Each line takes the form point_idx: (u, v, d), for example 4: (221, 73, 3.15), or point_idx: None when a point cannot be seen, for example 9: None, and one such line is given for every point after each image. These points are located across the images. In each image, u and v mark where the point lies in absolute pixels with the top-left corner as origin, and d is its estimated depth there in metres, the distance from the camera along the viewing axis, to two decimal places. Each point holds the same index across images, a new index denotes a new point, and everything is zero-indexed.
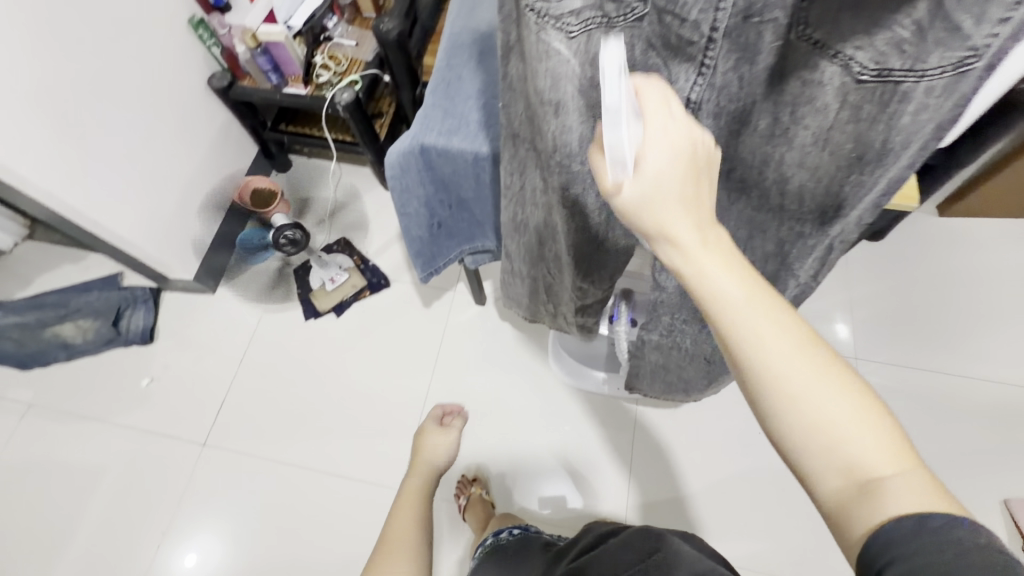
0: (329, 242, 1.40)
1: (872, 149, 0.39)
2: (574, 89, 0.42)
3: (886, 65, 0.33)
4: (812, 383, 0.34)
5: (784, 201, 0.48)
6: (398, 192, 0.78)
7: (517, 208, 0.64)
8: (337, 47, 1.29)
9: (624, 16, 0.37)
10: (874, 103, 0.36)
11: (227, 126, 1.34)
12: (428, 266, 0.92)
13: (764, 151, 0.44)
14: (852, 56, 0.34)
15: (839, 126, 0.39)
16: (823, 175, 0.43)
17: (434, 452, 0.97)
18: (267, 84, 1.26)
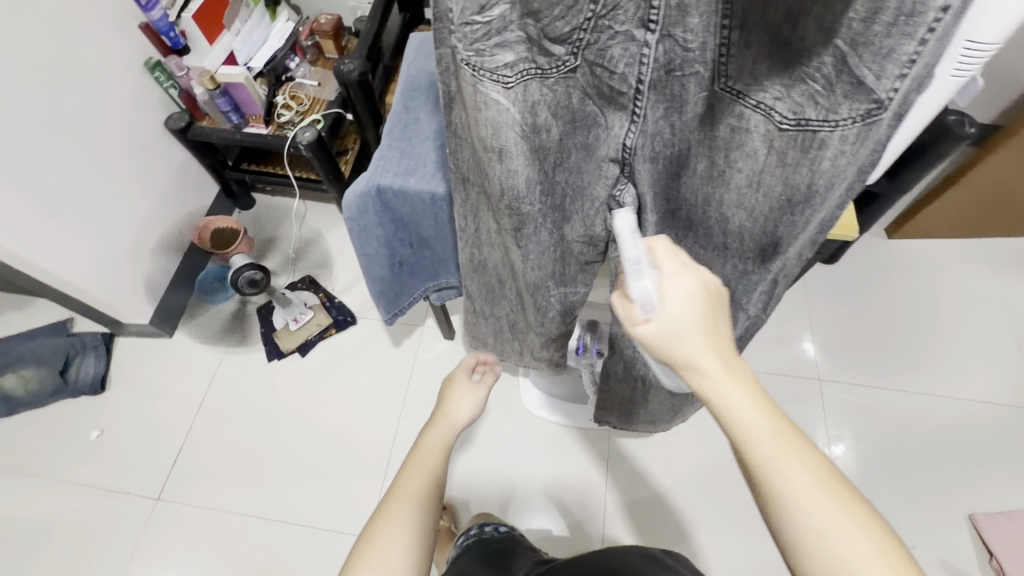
0: (293, 281, 1.37)
1: (800, 192, 0.41)
2: (517, 135, 0.42)
3: (804, 115, 0.36)
4: (828, 509, 0.37)
5: (726, 239, 0.49)
6: (357, 233, 0.77)
7: (474, 249, 0.65)
8: (298, 87, 1.29)
9: (557, 68, 0.38)
10: (797, 149, 0.38)
11: (186, 166, 1.32)
12: (393, 307, 0.91)
13: (705, 192, 0.46)
14: (773, 105, 0.36)
15: (769, 170, 0.40)
16: (759, 216, 0.45)
17: (458, 406, 0.75)
18: (227, 125, 1.26)
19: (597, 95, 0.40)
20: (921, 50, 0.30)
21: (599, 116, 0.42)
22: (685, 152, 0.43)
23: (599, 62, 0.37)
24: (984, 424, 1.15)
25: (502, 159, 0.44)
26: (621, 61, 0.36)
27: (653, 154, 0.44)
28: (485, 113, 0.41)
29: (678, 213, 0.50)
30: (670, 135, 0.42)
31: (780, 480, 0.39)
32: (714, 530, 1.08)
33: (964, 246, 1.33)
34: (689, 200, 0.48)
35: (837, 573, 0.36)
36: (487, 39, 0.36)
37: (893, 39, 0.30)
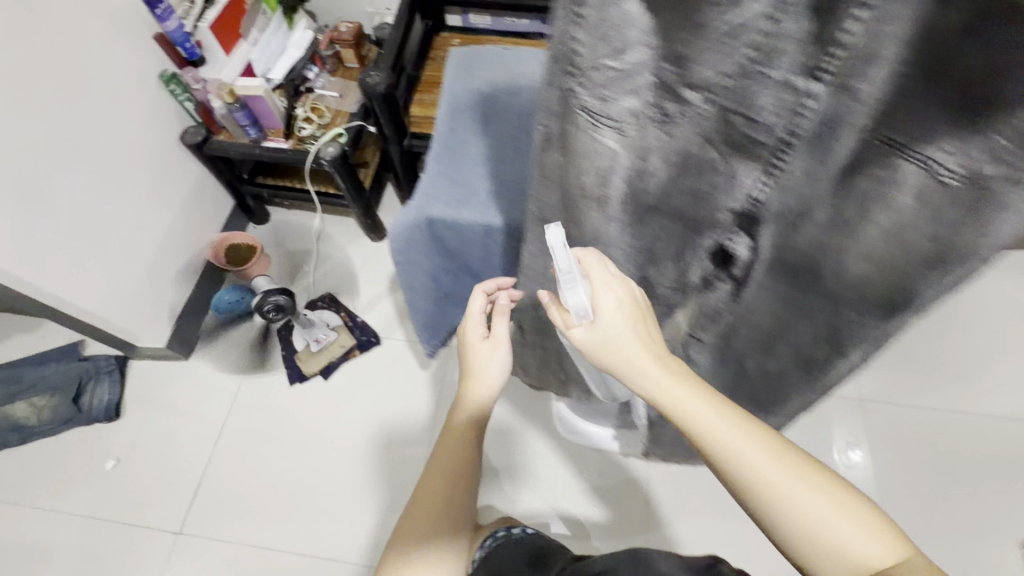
0: (314, 299, 1.32)
1: (953, 251, 0.34)
2: (622, 180, 0.39)
3: (980, 171, 0.29)
4: (762, 456, 0.43)
5: (841, 294, 0.43)
6: (402, 265, 0.73)
7: (536, 286, 0.60)
8: (319, 98, 1.24)
9: (685, 114, 0.34)
10: (961, 207, 0.31)
11: (201, 181, 1.27)
12: (435, 338, 0.86)
13: (824, 243, 0.40)
14: (937, 158, 0.30)
15: (914, 226, 0.34)
16: (885, 271, 0.38)
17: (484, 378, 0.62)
18: (245, 139, 1.20)
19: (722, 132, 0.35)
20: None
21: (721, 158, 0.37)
22: (813, 203, 0.38)
23: (738, 109, 0.32)
24: None
25: (599, 199, 0.40)
26: (767, 108, 0.31)
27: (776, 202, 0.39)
28: (589, 153, 0.36)
29: (788, 262, 0.44)
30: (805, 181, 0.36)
31: (731, 457, 0.43)
32: (762, 561, 1.03)
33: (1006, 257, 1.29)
34: (800, 250, 0.42)
35: (777, 508, 0.43)
36: (610, 76, 0.30)
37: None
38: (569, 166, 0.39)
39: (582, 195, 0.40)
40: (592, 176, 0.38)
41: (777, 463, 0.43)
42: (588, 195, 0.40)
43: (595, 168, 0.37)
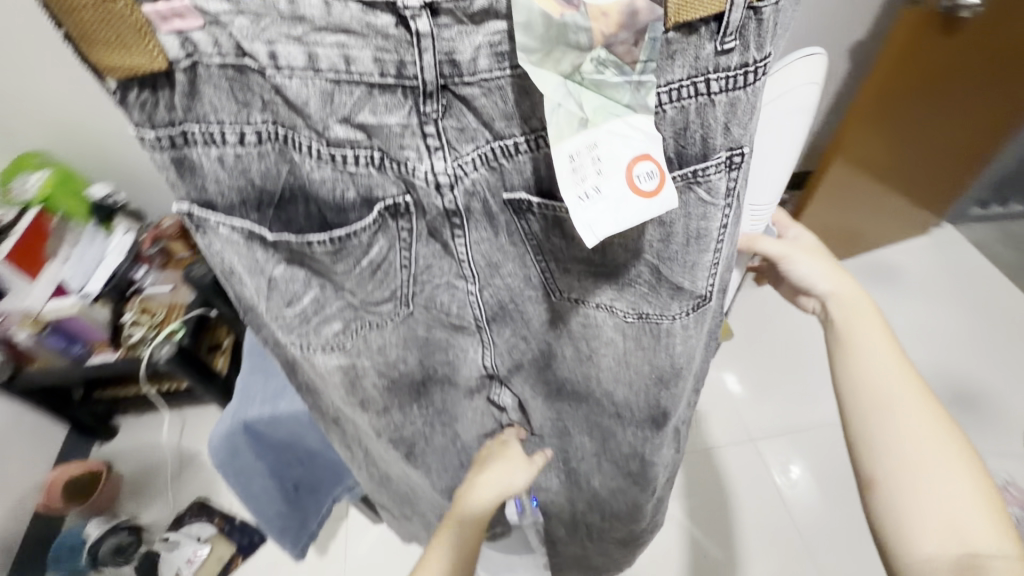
0: (180, 512, 1.16)
1: (667, 370, 0.45)
2: (374, 372, 0.46)
3: (642, 310, 0.40)
4: (876, 337, 0.51)
5: (618, 408, 0.51)
6: (233, 477, 0.67)
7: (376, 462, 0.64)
8: (149, 297, 1.16)
9: (388, 316, 0.41)
10: (648, 335, 0.42)
11: (19, 417, 1.14)
12: (300, 539, 0.80)
13: (580, 371, 0.48)
14: (612, 304, 0.41)
15: (630, 351, 0.44)
16: (638, 391, 0.48)
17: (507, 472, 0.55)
18: (65, 362, 1.12)
19: (441, 326, 0.44)
20: (724, 218, 0.34)
21: (448, 340, 0.46)
22: (547, 348, 0.47)
23: (431, 306, 0.42)
24: None
25: (360, 373, 0.46)
26: (452, 303, 0.42)
27: (512, 361, 0.48)
28: (376, 391, 0.48)
29: (544, 396, 0.53)
30: (524, 342, 0.46)
31: (858, 364, 0.50)
32: None
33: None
34: (579, 386, 0.50)
35: (862, 376, 0.49)
36: (364, 344, 0.43)
37: (693, 252, 0.36)
38: (349, 407, 0.50)
39: (374, 415, 0.50)
40: (392, 399, 0.49)
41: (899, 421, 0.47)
42: (378, 413, 0.50)
43: (387, 389, 0.48)
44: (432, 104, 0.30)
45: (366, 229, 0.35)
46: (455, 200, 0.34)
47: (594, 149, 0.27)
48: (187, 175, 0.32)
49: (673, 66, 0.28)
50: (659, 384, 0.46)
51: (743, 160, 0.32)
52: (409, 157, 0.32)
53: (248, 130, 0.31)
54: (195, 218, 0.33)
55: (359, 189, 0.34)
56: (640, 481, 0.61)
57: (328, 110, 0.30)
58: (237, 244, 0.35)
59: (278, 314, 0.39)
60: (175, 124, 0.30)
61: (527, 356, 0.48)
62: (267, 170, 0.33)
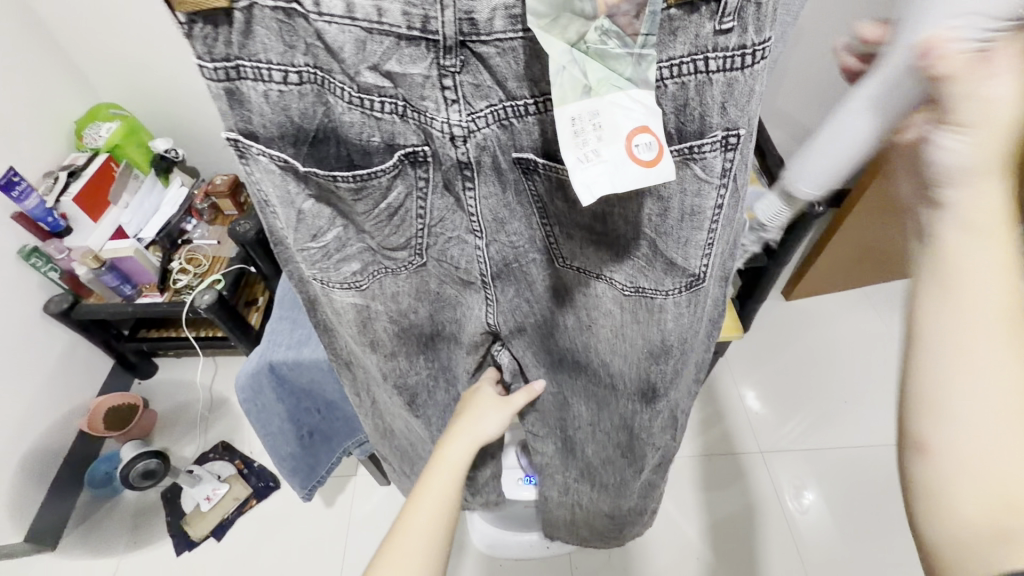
0: (204, 451, 1.25)
1: (659, 346, 0.51)
2: (386, 321, 0.52)
3: (640, 285, 0.46)
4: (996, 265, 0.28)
5: (612, 378, 0.58)
6: (255, 413, 0.72)
7: (384, 414, 0.71)
8: (196, 249, 1.26)
9: (405, 265, 0.47)
10: (642, 309, 0.48)
11: (72, 347, 1.24)
12: (309, 482, 0.86)
13: (580, 341, 0.55)
14: (612, 277, 0.46)
15: (626, 324, 0.50)
16: (632, 363, 0.55)
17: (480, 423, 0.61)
18: (116, 299, 1.21)
19: (450, 281, 0.51)
20: (719, 198, 0.39)
21: (457, 297, 0.53)
22: (549, 316, 0.54)
23: (443, 261, 0.48)
24: None
25: (373, 317, 0.51)
26: (461, 259, 0.48)
27: (513, 321, 0.55)
28: (386, 334, 0.53)
29: (541, 360, 0.61)
30: (528, 306, 0.53)
31: (950, 311, 0.28)
32: None
33: (828, 308, 1.45)
34: (571, 349, 0.57)
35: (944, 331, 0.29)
36: (380, 288, 0.49)
37: (687, 228, 0.40)
38: (360, 348, 0.56)
39: (384, 357, 0.56)
40: (400, 344, 0.56)
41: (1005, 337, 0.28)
42: (385, 356, 0.56)
43: (397, 333, 0.54)
44: (451, 58, 0.34)
45: (387, 172, 0.39)
46: (468, 151, 0.38)
47: (595, 116, 0.32)
48: (229, 104, 0.35)
49: (676, 43, 0.32)
50: (650, 359, 0.53)
51: (738, 140, 0.36)
52: (428, 108, 0.36)
53: (292, 71, 0.35)
54: (239, 146, 0.37)
55: (383, 135, 0.38)
56: (627, 454, 0.69)
57: (360, 57, 0.34)
58: (273, 173, 0.39)
59: (304, 246, 0.44)
60: (230, 59, 0.33)
61: (529, 320, 0.55)
62: (305, 110, 0.37)
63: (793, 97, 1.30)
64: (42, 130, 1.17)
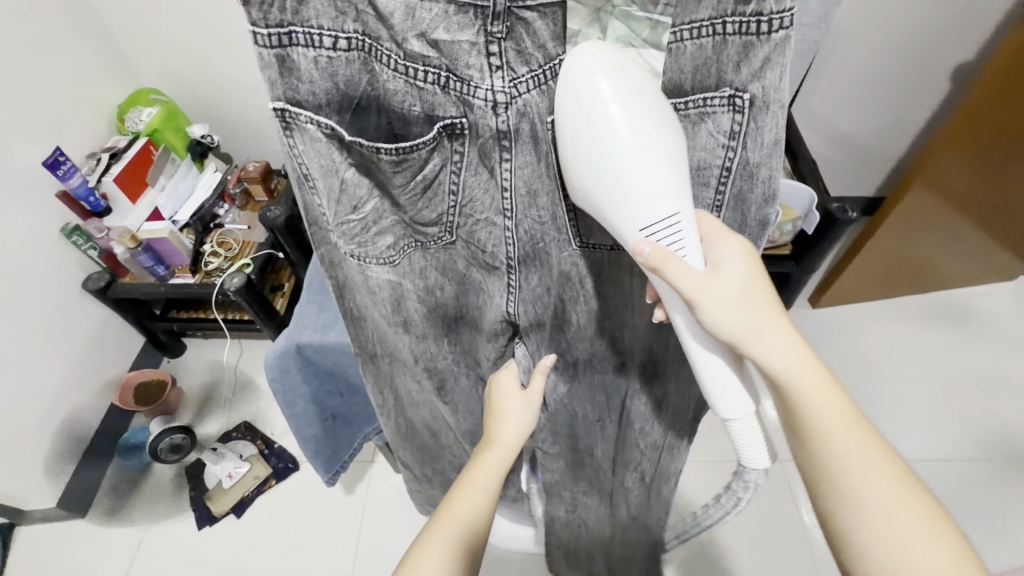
0: (227, 430, 1.29)
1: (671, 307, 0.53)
2: (413, 299, 0.53)
3: None
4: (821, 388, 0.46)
5: (627, 350, 0.59)
6: (282, 394, 0.74)
7: (399, 402, 0.70)
8: (227, 233, 1.30)
9: (435, 241, 0.49)
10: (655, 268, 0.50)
11: (107, 322, 1.29)
12: (330, 464, 0.87)
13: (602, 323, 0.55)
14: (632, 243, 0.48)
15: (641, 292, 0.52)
16: (644, 331, 0.56)
17: (514, 424, 0.63)
18: (151, 278, 1.25)
19: (476, 265, 0.50)
20: (727, 158, 0.40)
21: (481, 282, 0.52)
22: (564, 307, 0.53)
23: (473, 241, 0.48)
24: (946, 485, 1.16)
25: (400, 293, 0.52)
26: (490, 241, 0.47)
27: (536, 313, 0.53)
28: (418, 313, 0.55)
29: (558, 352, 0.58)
30: (549, 296, 0.51)
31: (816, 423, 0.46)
32: None
33: (857, 318, 1.42)
34: (591, 335, 0.57)
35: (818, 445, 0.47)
36: (410, 263, 0.50)
37: (698, 184, 0.42)
38: (389, 327, 0.57)
39: (415, 339, 0.58)
40: (429, 325, 0.57)
41: (875, 460, 0.46)
42: (416, 338, 0.57)
43: (428, 314, 0.55)
44: (498, 25, 0.36)
45: (427, 144, 0.41)
46: (508, 119, 0.40)
47: (612, 119, 0.35)
48: (281, 69, 0.36)
49: (700, 7, 0.35)
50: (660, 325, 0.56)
51: (745, 103, 0.37)
52: (473, 76, 0.38)
53: (342, 37, 0.36)
54: (286, 115, 0.38)
55: (423, 106, 0.39)
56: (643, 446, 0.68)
57: (410, 24, 0.36)
58: (317, 142, 0.40)
59: (343, 220, 0.45)
60: (283, 25, 0.35)
61: (548, 314, 0.54)
62: (352, 77, 0.38)
63: (830, 98, 1.27)
64: (86, 112, 1.21)
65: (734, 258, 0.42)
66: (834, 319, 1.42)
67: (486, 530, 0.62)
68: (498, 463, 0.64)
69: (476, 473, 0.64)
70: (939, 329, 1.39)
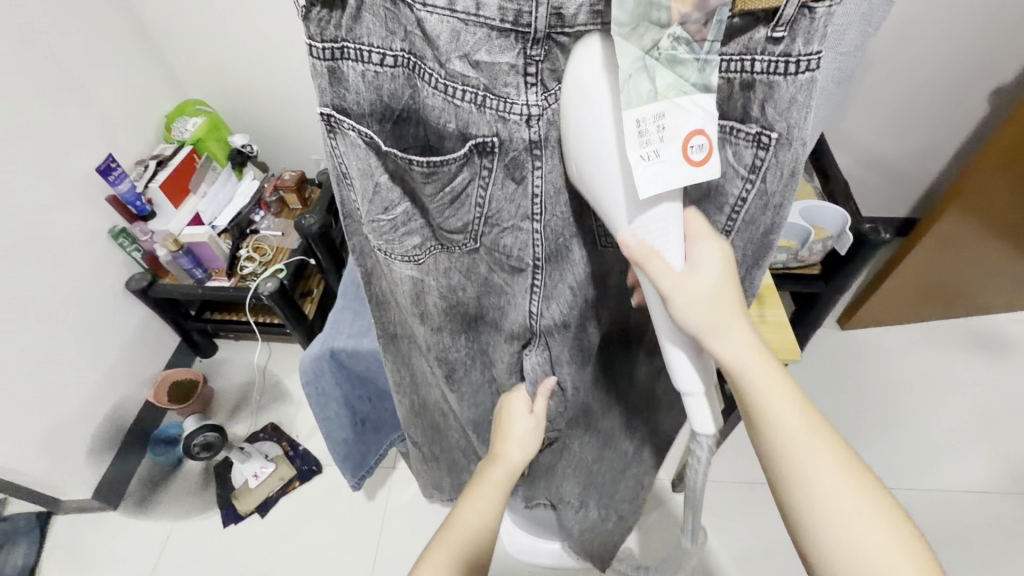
0: (255, 430, 1.32)
1: None
2: (435, 298, 0.55)
3: None
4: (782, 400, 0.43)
5: None
6: (314, 397, 0.76)
7: (416, 393, 0.73)
8: (262, 239, 1.34)
9: (459, 247, 0.49)
10: None
11: (146, 322, 1.34)
12: (358, 469, 0.89)
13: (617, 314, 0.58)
14: None
15: None
16: None
17: (514, 438, 0.65)
18: (189, 281, 1.30)
19: (501, 269, 0.51)
20: (744, 189, 0.41)
21: (503, 286, 0.53)
22: (584, 303, 0.56)
23: (498, 249, 0.48)
24: (980, 518, 1.13)
25: (423, 290, 0.53)
26: (515, 247, 0.48)
27: (557, 312, 0.55)
28: (437, 309, 0.56)
29: (572, 355, 0.62)
30: (571, 292, 0.54)
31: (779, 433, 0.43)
32: None
33: (888, 342, 1.39)
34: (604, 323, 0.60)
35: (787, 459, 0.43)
36: (434, 264, 0.51)
37: (711, 206, 0.44)
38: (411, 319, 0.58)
39: (430, 330, 0.59)
40: (446, 320, 0.58)
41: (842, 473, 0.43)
42: (432, 330, 0.59)
43: (446, 309, 0.56)
44: (537, 49, 0.36)
45: (457, 160, 0.41)
46: (540, 130, 0.39)
47: (659, 119, 0.33)
48: (331, 80, 0.38)
49: (729, 43, 0.35)
50: None
51: (771, 141, 0.38)
52: (509, 94, 0.38)
53: (389, 54, 0.38)
54: (332, 121, 0.40)
55: (458, 123, 0.40)
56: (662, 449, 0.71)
57: (454, 46, 0.36)
58: (358, 148, 0.42)
59: (375, 218, 0.47)
60: (338, 41, 0.36)
61: (572, 311, 0.56)
62: (395, 91, 0.40)
63: (864, 119, 1.26)
64: (136, 122, 1.27)
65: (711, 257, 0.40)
66: (864, 341, 1.39)
67: (493, 542, 0.64)
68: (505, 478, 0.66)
69: (482, 485, 0.66)
70: (975, 356, 1.35)
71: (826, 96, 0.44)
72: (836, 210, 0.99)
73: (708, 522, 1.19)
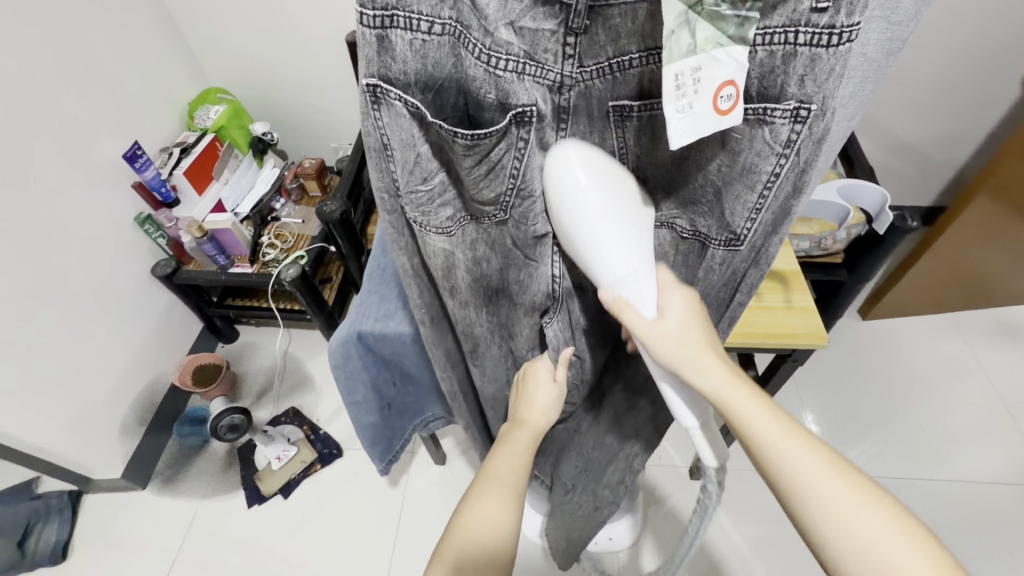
0: (277, 415, 1.34)
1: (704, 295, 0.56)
2: (464, 271, 0.55)
3: (699, 229, 0.51)
4: (788, 440, 0.44)
5: None
6: (342, 380, 0.77)
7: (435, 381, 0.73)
8: (283, 226, 1.36)
9: (491, 217, 0.49)
10: (693, 254, 0.53)
11: (171, 307, 1.37)
12: (384, 453, 0.91)
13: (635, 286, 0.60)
14: (674, 222, 0.52)
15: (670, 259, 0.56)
16: None
17: (534, 399, 0.65)
18: (213, 266, 1.31)
19: (525, 244, 0.52)
20: (778, 165, 0.41)
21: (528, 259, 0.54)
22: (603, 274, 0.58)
23: (524, 222, 0.49)
24: (1002, 508, 1.12)
25: (452, 264, 0.54)
26: (540, 219, 0.49)
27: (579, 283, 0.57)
28: (465, 283, 0.56)
29: (588, 322, 0.64)
30: None
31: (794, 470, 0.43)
32: None
33: (910, 332, 1.37)
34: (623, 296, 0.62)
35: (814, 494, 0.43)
36: (464, 236, 0.52)
37: (742, 185, 0.43)
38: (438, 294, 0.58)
39: (458, 305, 0.59)
40: (474, 295, 0.58)
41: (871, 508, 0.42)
42: (460, 304, 0.59)
43: (474, 284, 0.57)
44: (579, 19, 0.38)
45: (497, 130, 0.41)
46: (570, 98, 0.42)
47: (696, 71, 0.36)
48: (380, 46, 0.38)
49: (774, 13, 0.34)
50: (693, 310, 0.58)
51: (809, 115, 0.37)
52: (549, 60, 0.40)
53: (437, 23, 0.38)
54: (377, 91, 0.40)
55: (499, 93, 0.40)
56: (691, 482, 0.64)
57: (502, 13, 0.38)
58: (401, 118, 0.42)
59: (413, 190, 0.47)
60: (387, 9, 0.36)
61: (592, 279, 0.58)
62: (440, 59, 0.40)
63: (888, 105, 1.24)
64: (161, 110, 1.29)
65: (677, 304, 0.47)
66: (885, 331, 1.38)
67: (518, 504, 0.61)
68: (528, 433, 0.65)
69: (503, 448, 0.64)
70: (1000, 347, 1.33)
71: (875, 68, 0.43)
72: (875, 188, 0.96)
73: (724, 510, 1.19)
